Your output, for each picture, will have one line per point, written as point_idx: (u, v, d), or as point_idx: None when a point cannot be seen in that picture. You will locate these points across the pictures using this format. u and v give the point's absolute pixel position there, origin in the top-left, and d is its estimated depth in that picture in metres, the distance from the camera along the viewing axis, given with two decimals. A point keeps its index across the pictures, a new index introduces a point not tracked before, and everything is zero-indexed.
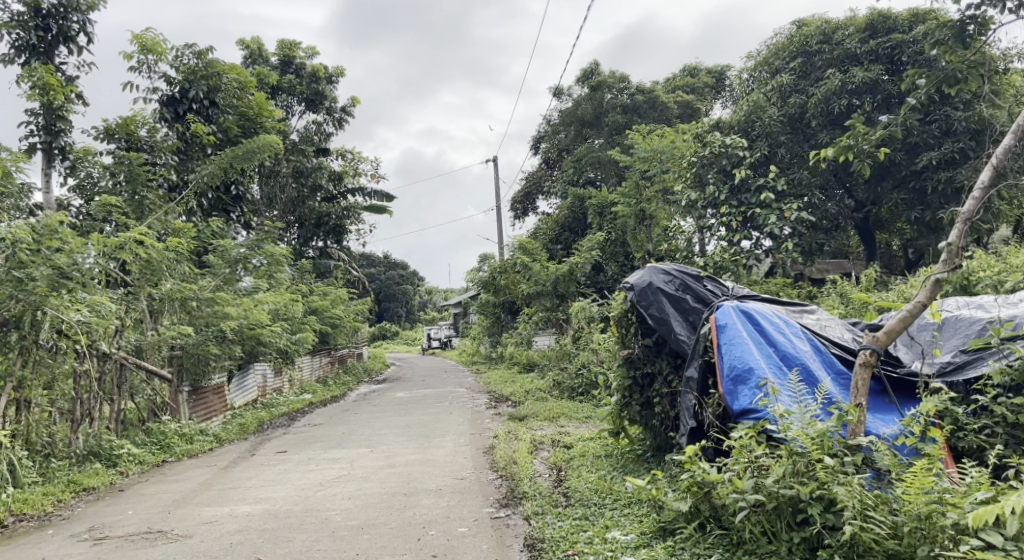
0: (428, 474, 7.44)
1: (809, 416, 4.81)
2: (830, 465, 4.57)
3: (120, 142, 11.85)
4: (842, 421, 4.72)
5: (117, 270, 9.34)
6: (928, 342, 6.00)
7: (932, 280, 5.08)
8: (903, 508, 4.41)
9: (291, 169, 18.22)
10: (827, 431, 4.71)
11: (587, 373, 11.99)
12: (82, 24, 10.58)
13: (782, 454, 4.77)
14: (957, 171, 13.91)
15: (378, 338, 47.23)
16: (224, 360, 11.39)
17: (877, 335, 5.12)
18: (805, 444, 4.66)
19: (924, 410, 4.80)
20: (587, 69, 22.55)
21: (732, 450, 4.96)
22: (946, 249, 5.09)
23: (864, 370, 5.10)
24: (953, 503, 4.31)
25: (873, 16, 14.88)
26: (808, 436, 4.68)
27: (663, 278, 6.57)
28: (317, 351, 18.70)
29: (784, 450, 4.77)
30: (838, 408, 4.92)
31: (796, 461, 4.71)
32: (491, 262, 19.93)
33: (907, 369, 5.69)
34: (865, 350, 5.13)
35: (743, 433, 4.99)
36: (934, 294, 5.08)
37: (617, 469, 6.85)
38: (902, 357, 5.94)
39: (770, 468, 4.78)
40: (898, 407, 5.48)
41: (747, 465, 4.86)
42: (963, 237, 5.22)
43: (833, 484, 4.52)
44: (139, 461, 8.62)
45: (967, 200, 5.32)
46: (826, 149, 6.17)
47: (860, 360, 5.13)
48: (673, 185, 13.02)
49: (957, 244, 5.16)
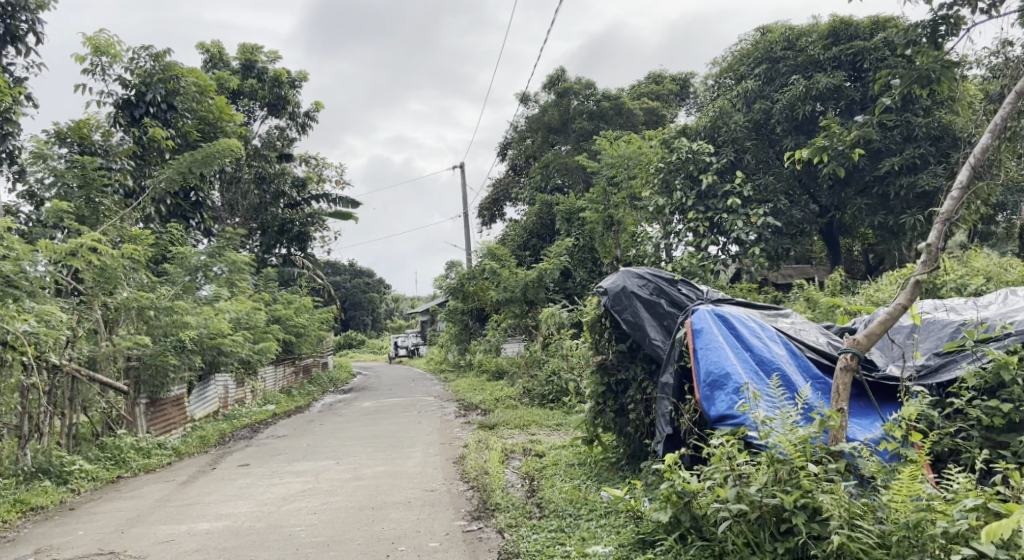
0: (396, 486, 7.23)
1: (790, 422, 4.73)
2: (814, 473, 4.50)
3: (73, 147, 11.39)
4: (824, 427, 4.66)
5: (69, 279, 9.02)
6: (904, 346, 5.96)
7: (912, 281, 5.01)
8: (891, 517, 4.32)
9: (252, 175, 17.88)
10: (809, 437, 4.66)
11: (557, 380, 11.86)
12: (31, 24, 10.25)
13: (764, 461, 4.66)
14: (919, 176, 14.07)
15: (344, 347, 46.67)
16: (184, 371, 11.04)
17: (857, 338, 5.04)
18: (787, 451, 4.57)
19: (907, 415, 4.73)
20: (553, 76, 22.53)
21: (713, 458, 4.82)
22: (925, 250, 5.04)
23: (844, 374, 5.02)
24: (942, 512, 4.20)
25: (836, 23, 15.03)
26: (791, 442, 4.60)
27: (637, 282, 6.45)
28: (281, 360, 18.33)
29: (766, 457, 4.65)
30: (819, 413, 4.86)
31: (778, 468, 4.59)
32: (458, 269, 19.74)
33: (884, 373, 5.63)
34: (845, 353, 5.05)
35: (723, 440, 4.86)
36: (914, 296, 5.01)
37: (592, 478, 6.72)
38: (879, 360, 5.90)
39: (752, 476, 4.65)
40: (877, 411, 5.43)
41: (728, 473, 4.72)
42: (942, 238, 5.16)
43: (817, 492, 4.44)
44: (92, 478, 8.26)
45: (946, 200, 5.28)
46: (800, 150, 6.10)
47: (840, 363, 5.04)
48: (641, 191, 13.00)
49: (937, 244, 5.11)
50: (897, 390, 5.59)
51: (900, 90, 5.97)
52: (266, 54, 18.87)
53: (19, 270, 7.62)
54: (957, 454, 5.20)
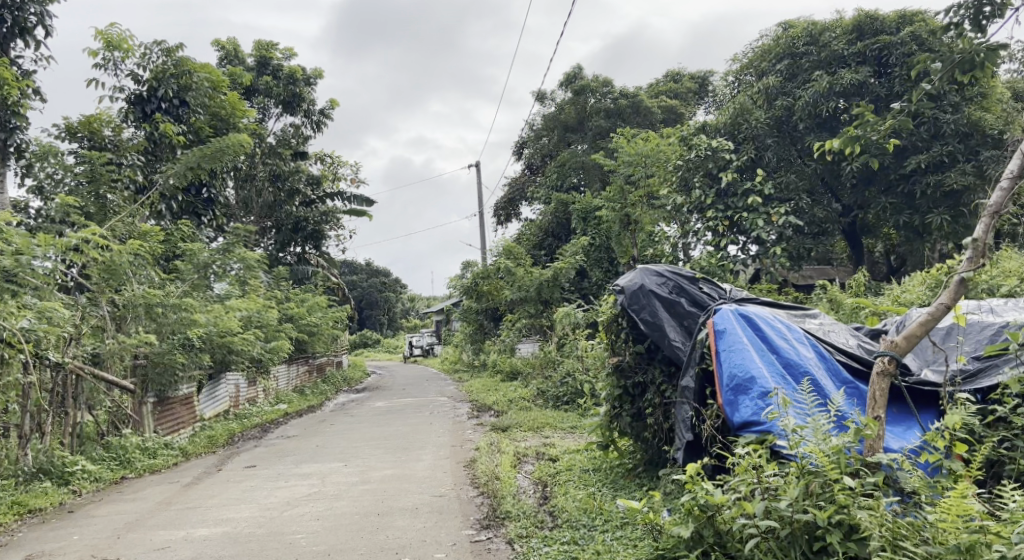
0: (404, 491, 6.98)
1: (823, 431, 4.42)
2: (850, 487, 4.19)
3: (84, 142, 11.26)
4: (859, 437, 4.35)
5: (76, 274, 8.96)
6: (941, 349, 5.64)
7: (957, 279, 4.70)
8: (938, 538, 4.05)
9: (267, 173, 17.73)
10: (844, 447, 4.35)
11: (572, 381, 11.57)
12: (39, 16, 10.10)
13: (794, 473, 4.36)
14: (947, 174, 13.66)
15: (359, 346, 46.62)
16: (193, 370, 10.85)
17: (895, 341, 4.71)
18: (820, 463, 4.27)
19: (950, 424, 4.41)
20: (570, 73, 22.23)
21: (739, 469, 4.51)
22: (971, 246, 4.69)
23: (882, 379, 4.70)
24: (997, 534, 3.93)
25: (861, 17, 14.66)
26: (823, 452, 4.29)
27: (656, 279, 6.15)
28: (294, 359, 18.16)
29: (796, 468, 4.36)
30: (854, 422, 4.55)
31: (810, 481, 4.29)
32: (473, 268, 19.42)
33: (919, 378, 5.32)
34: (882, 357, 4.73)
35: (750, 449, 4.55)
36: (958, 295, 4.69)
37: (607, 486, 6.45)
38: (915, 366, 5.58)
39: (781, 490, 4.34)
40: (916, 420, 5.11)
41: (755, 485, 4.41)
42: (989, 232, 4.81)
43: (854, 508, 4.15)
44: (95, 478, 8.10)
45: (995, 192, 4.91)
46: (831, 140, 5.66)
47: (877, 368, 4.72)
48: (659, 190, 12.71)
49: (984, 239, 4.76)
50: (937, 397, 5.27)
51: (938, 76, 5.56)
52: (281, 51, 18.73)
53: (19, 264, 7.43)
54: (999, 467, 4.87)
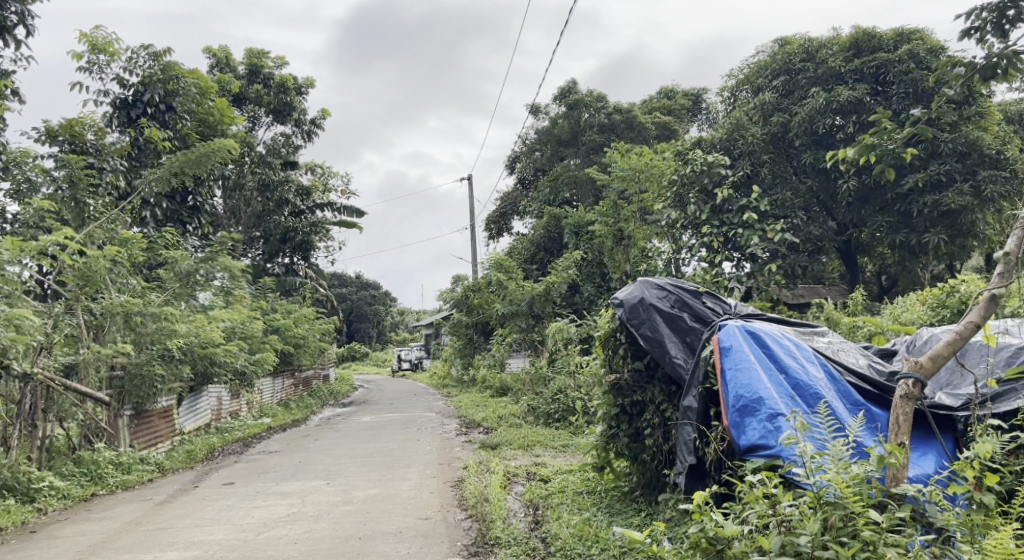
0: (388, 513, 6.64)
1: (842, 458, 4.16)
2: (876, 523, 3.94)
3: (64, 146, 10.94)
4: (882, 465, 4.12)
5: (50, 281, 8.64)
6: (959, 370, 5.38)
7: (986, 296, 4.47)
8: None
9: (256, 183, 17.35)
10: (865, 476, 4.11)
11: (564, 398, 11.26)
12: (20, 15, 9.76)
13: (810, 504, 4.10)
14: (944, 194, 13.53)
15: (347, 359, 46.20)
16: (173, 383, 10.48)
17: (920, 362, 4.44)
18: (841, 494, 4.01)
19: (981, 454, 4.15)
20: (565, 87, 22.03)
21: (752, 499, 4.24)
22: (1003, 260, 4.46)
23: (905, 403, 4.39)
24: None
25: (858, 35, 14.54)
26: (844, 481, 4.04)
27: (657, 293, 5.87)
28: (279, 372, 17.76)
29: (813, 499, 4.09)
30: (874, 449, 4.30)
31: (828, 514, 4.04)
32: (464, 281, 19.13)
33: (936, 401, 5.05)
34: (906, 379, 4.44)
35: (763, 475, 4.28)
36: (988, 313, 4.45)
37: (603, 509, 6.15)
38: (930, 390, 5.33)
39: (799, 523, 4.06)
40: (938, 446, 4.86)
41: (769, 517, 4.13)
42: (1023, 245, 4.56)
43: (880, 545, 3.89)
44: (63, 495, 7.72)
45: None
46: (846, 149, 5.33)
47: (900, 391, 4.42)
48: (653, 205, 12.49)
49: (1016, 253, 4.51)
50: (958, 422, 5.01)
51: (961, 83, 5.35)
52: (273, 59, 18.47)
53: None
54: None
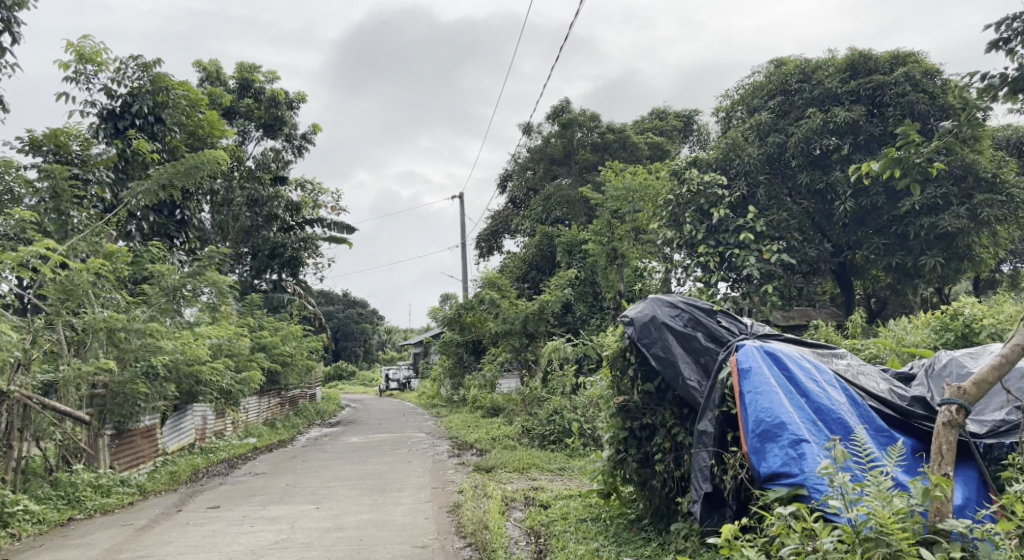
0: (383, 540, 6.34)
1: (884, 491, 4.04)
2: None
3: (48, 156, 10.63)
4: (925, 499, 4.03)
5: (30, 294, 8.33)
6: (999, 393, 5.13)
7: None
8: None
9: (245, 198, 17.07)
10: (909, 510, 4.00)
11: (559, 420, 10.97)
12: (6, 21, 9.47)
13: (849, 540, 3.97)
14: (940, 217, 13.44)
15: (332, 378, 45.67)
16: (156, 401, 10.12)
17: (962, 387, 4.30)
18: (887, 531, 3.89)
19: None
20: (558, 106, 21.91)
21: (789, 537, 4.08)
22: None
23: (948, 431, 4.30)
24: None
25: (854, 57, 14.50)
26: (888, 517, 3.92)
27: (669, 311, 5.66)
28: (265, 391, 17.37)
29: (852, 536, 3.99)
30: (916, 482, 4.19)
31: (870, 550, 3.91)
32: (454, 300, 18.85)
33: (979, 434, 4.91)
34: (948, 405, 4.32)
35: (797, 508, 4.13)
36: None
37: (609, 538, 5.88)
38: (985, 415, 5.04)
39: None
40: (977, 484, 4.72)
41: (807, 554, 3.99)
42: None
43: None
44: (39, 520, 7.35)
45: None
46: (870, 162, 5.15)
47: (943, 418, 4.32)
48: (649, 224, 12.31)
49: None
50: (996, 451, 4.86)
51: (991, 95, 5.21)
52: (264, 74, 18.25)
53: None
54: None
